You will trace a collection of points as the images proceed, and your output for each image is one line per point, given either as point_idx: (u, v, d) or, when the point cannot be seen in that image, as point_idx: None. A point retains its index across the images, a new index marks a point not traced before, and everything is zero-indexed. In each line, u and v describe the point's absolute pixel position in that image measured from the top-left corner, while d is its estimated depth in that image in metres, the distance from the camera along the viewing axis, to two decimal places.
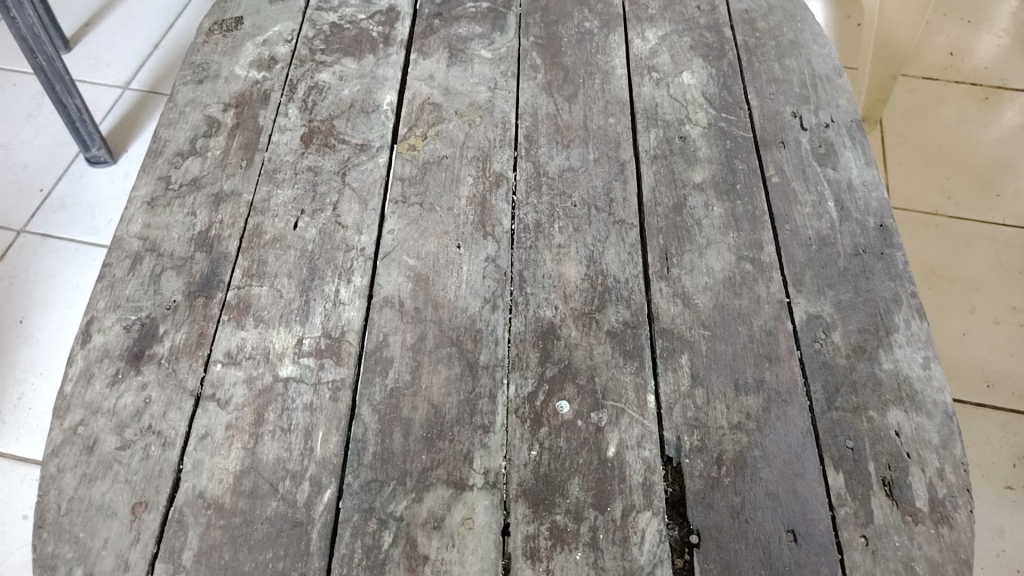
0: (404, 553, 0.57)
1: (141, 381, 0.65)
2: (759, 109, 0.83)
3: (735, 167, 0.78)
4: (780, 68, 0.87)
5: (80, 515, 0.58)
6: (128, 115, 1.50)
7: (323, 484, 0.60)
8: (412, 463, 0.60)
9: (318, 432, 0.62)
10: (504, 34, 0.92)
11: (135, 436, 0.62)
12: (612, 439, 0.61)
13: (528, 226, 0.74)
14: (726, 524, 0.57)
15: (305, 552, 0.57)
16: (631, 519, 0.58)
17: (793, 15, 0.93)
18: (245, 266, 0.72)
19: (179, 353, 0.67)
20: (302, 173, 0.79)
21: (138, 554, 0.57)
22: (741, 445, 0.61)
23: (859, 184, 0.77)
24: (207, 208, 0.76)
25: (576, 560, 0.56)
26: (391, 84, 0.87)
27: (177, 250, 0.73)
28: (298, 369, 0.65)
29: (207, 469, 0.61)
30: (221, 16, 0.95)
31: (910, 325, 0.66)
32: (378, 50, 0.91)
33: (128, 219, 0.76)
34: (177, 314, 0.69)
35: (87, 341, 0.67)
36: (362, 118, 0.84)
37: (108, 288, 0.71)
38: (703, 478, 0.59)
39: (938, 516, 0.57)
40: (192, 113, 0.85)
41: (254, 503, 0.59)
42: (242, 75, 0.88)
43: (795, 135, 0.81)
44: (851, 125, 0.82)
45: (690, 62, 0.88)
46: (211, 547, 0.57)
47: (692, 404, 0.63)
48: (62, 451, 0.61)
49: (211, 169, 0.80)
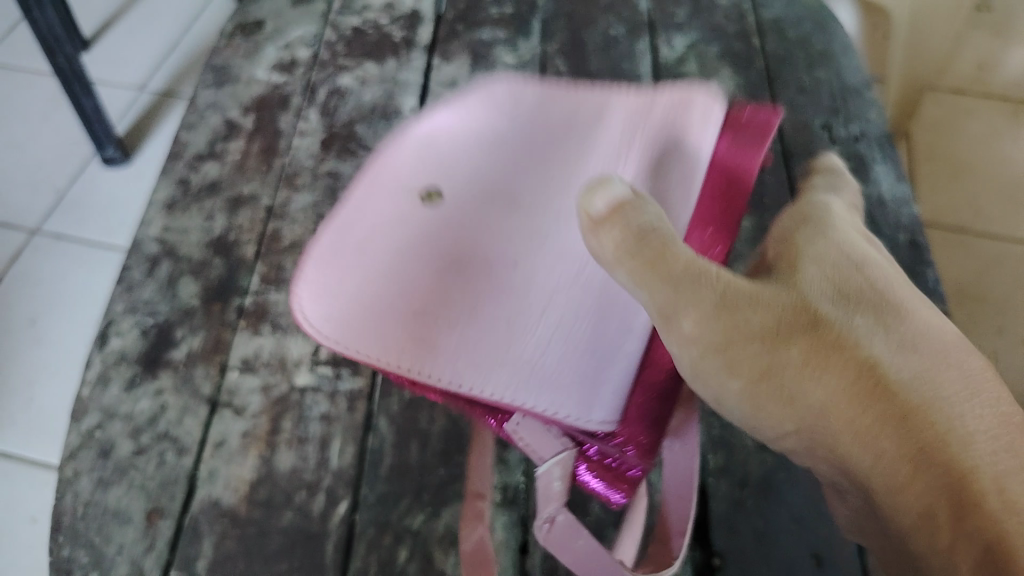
0: (421, 569, 0.56)
1: (157, 386, 0.64)
2: (788, 120, 0.82)
3: (763, 180, 0.77)
4: (810, 79, 0.85)
5: (95, 522, 0.58)
6: (145, 117, 1.50)
7: (338, 497, 0.59)
8: (430, 476, 0.60)
9: (334, 442, 0.61)
10: (528, 41, 0.91)
11: (150, 441, 0.61)
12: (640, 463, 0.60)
13: None
14: (750, 547, 0.56)
15: (319, 565, 0.56)
16: (653, 540, 0.57)
17: (823, 26, 0.91)
18: (264, 272, 0.71)
19: (195, 359, 0.66)
20: (323, 179, 0.78)
21: (153, 560, 0.56)
22: (767, 466, 0.59)
23: (890, 200, 0.75)
24: (227, 212, 0.76)
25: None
26: (412, 90, 0.86)
27: (196, 254, 0.73)
28: (315, 378, 0.64)
29: (222, 477, 0.59)
30: (242, 19, 0.94)
31: None
32: (401, 54, 0.90)
33: (146, 223, 0.75)
34: (194, 320, 0.68)
35: (103, 345, 0.67)
36: (383, 124, 0.83)
37: (126, 292, 0.70)
38: (726, 499, 0.58)
39: None
40: (213, 116, 0.84)
41: (269, 513, 0.58)
42: (264, 79, 0.88)
43: (824, 148, 0.79)
44: (882, 139, 0.80)
45: (717, 72, 0.87)
46: (225, 557, 0.56)
47: (717, 422, 0.61)
48: (78, 455, 0.61)
49: (231, 173, 0.79)
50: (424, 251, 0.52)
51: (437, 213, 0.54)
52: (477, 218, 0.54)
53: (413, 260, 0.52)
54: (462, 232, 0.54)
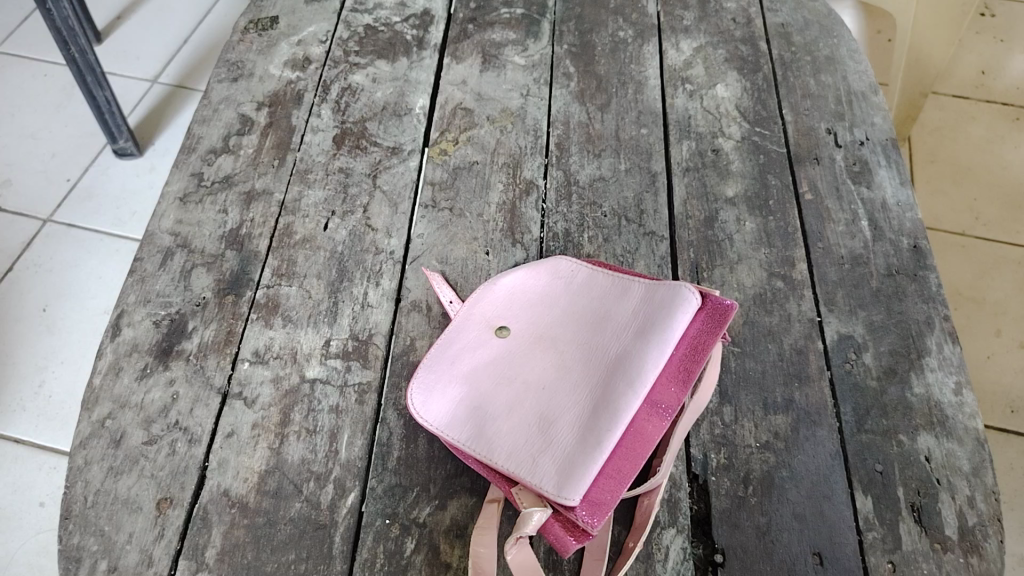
0: (427, 561, 0.57)
1: (169, 377, 0.65)
2: (794, 124, 0.83)
3: (769, 183, 0.78)
4: (816, 83, 0.86)
5: (105, 509, 0.58)
6: (156, 109, 1.51)
7: (346, 488, 0.60)
8: (437, 470, 0.61)
9: (343, 435, 0.62)
10: (537, 41, 0.92)
11: (162, 431, 0.62)
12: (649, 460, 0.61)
13: (558, 236, 0.74)
14: (751, 544, 0.57)
15: (327, 554, 0.57)
16: (656, 535, 0.58)
17: (830, 30, 0.92)
18: (276, 265, 0.72)
19: (207, 350, 0.67)
20: (334, 174, 0.79)
21: (162, 550, 0.57)
22: (768, 465, 0.60)
23: (894, 204, 0.76)
24: (240, 205, 0.77)
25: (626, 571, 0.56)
26: (423, 88, 0.87)
27: (208, 247, 0.74)
28: (325, 370, 0.66)
29: (232, 467, 0.61)
30: (256, 15, 0.96)
31: (942, 349, 0.65)
32: (412, 53, 0.91)
33: (160, 215, 0.76)
34: (206, 311, 0.69)
35: (116, 334, 0.68)
36: (394, 122, 0.84)
37: (140, 283, 0.71)
38: (729, 497, 0.59)
39: (968, 545, 0.56)
40: (226, 110, 0.85)
41: (278, 504, 0.59)
42: (277, 75, 0.89)
43: (829, 151, 0.80)
44: (886, 144, 0.81)
45: (724, 75, 0.88)
46: (234, 546, 0.57)
47: (719, 421, 0.62)
48: (89, 444, 0.61)
49: (244, 167, 0.80)
50: (528, 370, 0.62)
51: (538, 341, 0.64)
52: (568, 338, 0.64)
53: (518, 375, 0.62)
54: (556, 350, 0.63)
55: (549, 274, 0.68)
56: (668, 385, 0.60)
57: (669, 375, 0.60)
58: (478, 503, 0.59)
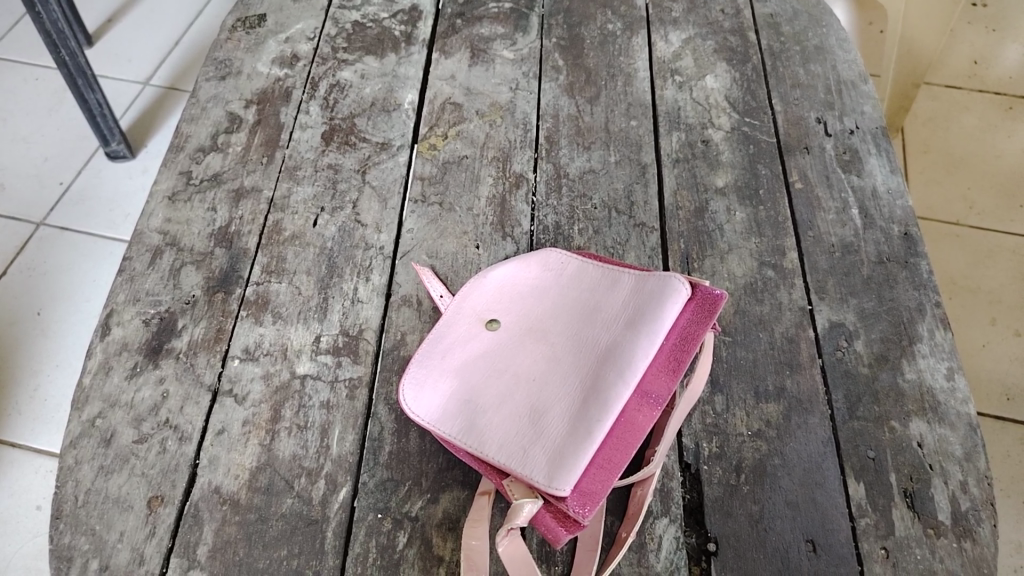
0: (419, 554, 0.56)
1: (159, 375, 0.65)
2: (783, 114, 0.83)
3: (758, 173, 0.78)
4: (805, 73, 0.86)
5: (97, 508, 0.58)
6: (149, 111, 1.51)
7: (338, 483, 0.59)
8: (429, 463, 0.60)
9: (334, 430, 0.62)
10: (526, 35, 0.92)
11: (152, 429, 0.62)
12: (644, 453, 0.61)
13: (548, 229, 0.74)
14: (745, 533, 0.57)
15: (320, 550, 0.56)
16: (649, 525, 0.58)
17: (819, 21, 0.92)
18: (265, 262, 0.72)
19: (197, 348, 0.67)
20: (323, 171, 0.79)
21: (153, 548, 0.57)
22: (760, 453, 0.60)
23: (884, 191, 0.76)
24: (228, 204, 0.77)
25: (620, 563, 0.56)
26: (412, 83, 0.87)
27: (197, 245, 0.73)
28: (316, 366, 0.65)
29: (224, 465, 0.60)
30: (244, 13, 0.95)
31: (934, 335, 0.65)
32: (400, 48, 0.91)
33: (149, 214, 0.76)
34: (196, 309, 0.69)
35: (106, 334, 0.67)
36: (382, 117, 0.84)
37: (129, 282, 0.71)
38: (721, 485, 0.59)
39: (961, 530, 0.56)
40: (215, 109, 0.85)
41: (270, 500, 0.59)
42: (265, 73, 0.88)
43: (819, 141, 0.80)
44: (876, 132, 0.81)
45: (713, 66, 0.88)
46: (225, 543, 0.57)
47: (711, 410, 0.62)
48: (80, 443, 0.61)
49: (232, 165, 0.80)
50: (519, 362, 0.62)
51: (531, 333, 0.64)
52: (560, 329, 0.63)
53: (509, 366, 0.62)
54: (546, 342, 0.63)
55: (540, 266, 0.67)
56: (659, 374, 0.59)
57: (660, 365, 0.60)
58: (470, 496, 0.59)
